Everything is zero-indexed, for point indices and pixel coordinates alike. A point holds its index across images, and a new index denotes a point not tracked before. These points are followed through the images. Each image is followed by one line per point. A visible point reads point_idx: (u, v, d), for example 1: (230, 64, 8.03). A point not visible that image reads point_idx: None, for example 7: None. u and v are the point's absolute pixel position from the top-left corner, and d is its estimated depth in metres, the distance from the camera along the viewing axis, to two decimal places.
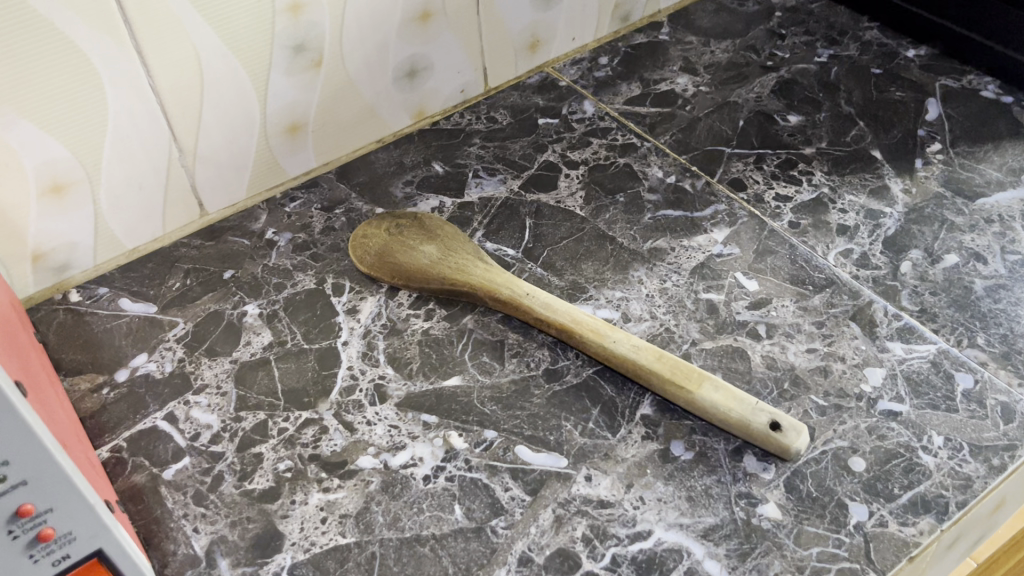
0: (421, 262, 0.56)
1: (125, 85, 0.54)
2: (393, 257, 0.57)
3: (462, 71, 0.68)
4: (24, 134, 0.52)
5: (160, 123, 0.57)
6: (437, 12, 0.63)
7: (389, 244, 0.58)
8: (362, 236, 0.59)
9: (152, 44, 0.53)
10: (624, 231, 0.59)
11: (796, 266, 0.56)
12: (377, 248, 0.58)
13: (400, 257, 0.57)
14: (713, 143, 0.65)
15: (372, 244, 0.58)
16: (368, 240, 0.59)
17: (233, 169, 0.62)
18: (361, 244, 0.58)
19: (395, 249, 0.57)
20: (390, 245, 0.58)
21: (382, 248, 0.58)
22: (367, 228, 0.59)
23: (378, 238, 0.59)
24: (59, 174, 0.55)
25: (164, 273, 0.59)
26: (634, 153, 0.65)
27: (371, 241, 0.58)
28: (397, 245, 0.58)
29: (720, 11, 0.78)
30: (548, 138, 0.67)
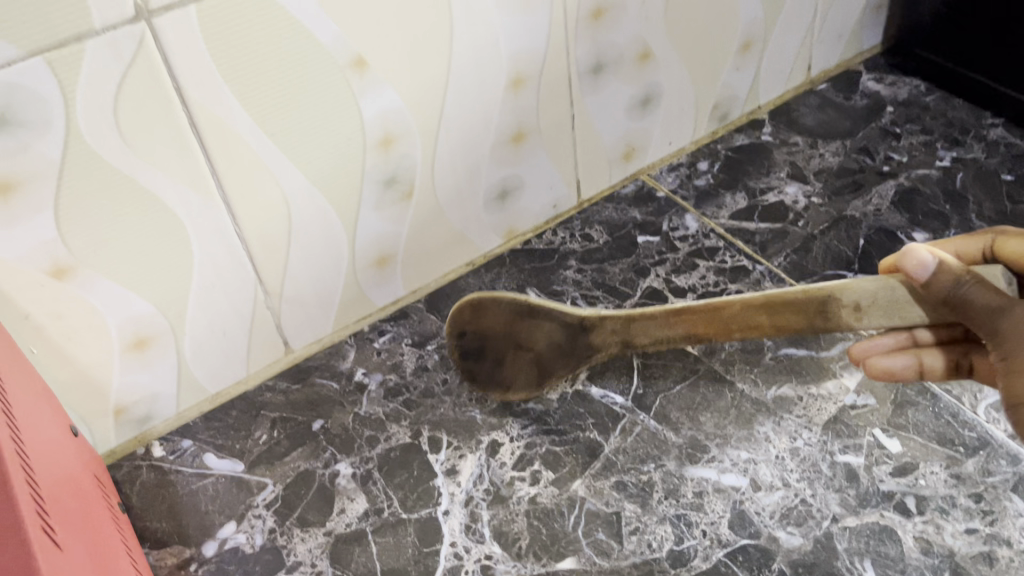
0: (559, 312, 0.53)
1: (212, 236, 0.51)
2: (502, 332, 0.53)
3: (554, 186, 0.65)
4: (107, 295, 0.49)
5: (244, 267, 0.53)
6: (531, 132, 0.61)
7: (511, 314, 0.53)
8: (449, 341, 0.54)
9: (240, 193, 0.50)
10: (743, 375, 0.54)
11: (942, 422, 0.50)
12: (477, 338, 0.54)
13: (515, 330, 0.53)
14: (833, 266, 0.60)
15: (483, 323, 0.54)
16: (467, 329, 0.54)
17: (319, 306, 0.58)
18: (459, 341, 0.54)
19: (525, 307, 0.53)
20: (519, 307, 0.53)
21: (495, 317, 0.53)
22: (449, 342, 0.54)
23: (475, 341, 0.54)
24: (142, 329, 0.52)
25: (249, 423, 0.56)
26: (746, 278, 0.60)
27: (490, 319, 0.53)
28: (496, 350, 0.54)
29: (825, 106, 0.74)
30: (649, 259, 0.63)
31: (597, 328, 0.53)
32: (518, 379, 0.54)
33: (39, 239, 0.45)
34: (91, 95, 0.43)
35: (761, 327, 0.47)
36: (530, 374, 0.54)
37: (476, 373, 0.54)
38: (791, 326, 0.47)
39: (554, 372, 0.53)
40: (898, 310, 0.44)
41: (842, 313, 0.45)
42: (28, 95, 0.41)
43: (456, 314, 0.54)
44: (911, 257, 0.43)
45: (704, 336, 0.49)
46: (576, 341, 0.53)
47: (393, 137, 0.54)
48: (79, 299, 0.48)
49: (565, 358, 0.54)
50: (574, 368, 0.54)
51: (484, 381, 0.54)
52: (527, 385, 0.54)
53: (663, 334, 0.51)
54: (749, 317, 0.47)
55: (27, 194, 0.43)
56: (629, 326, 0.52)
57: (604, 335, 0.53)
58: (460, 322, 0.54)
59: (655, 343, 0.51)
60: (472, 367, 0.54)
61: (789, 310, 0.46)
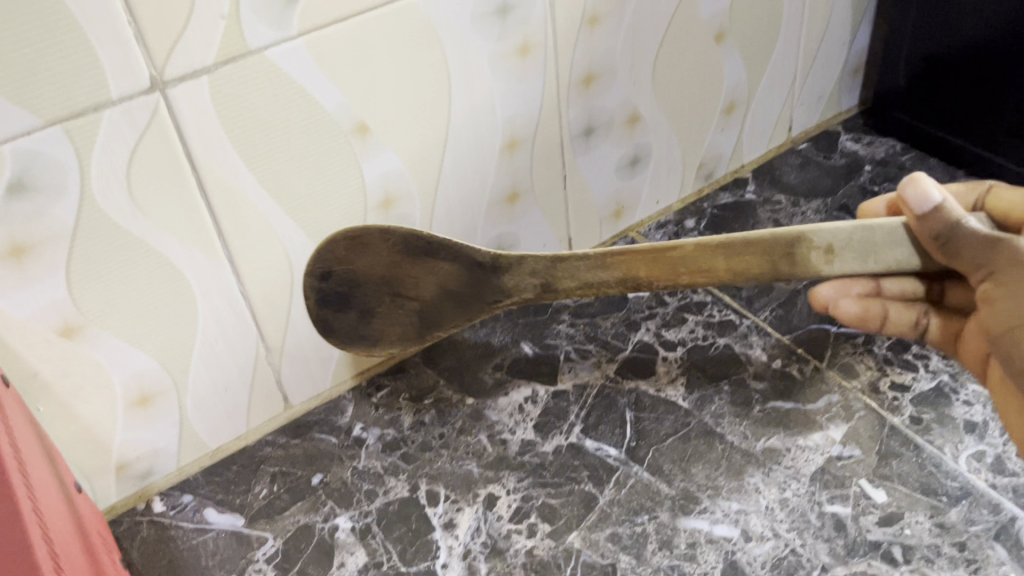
0: (466, 251, 0.52)
1: (217, 294, 0.52)
2: (376, 275, 0.53)
3: (546, 244, 0.68)
4: (114, 352, 0.50)
5: (247, 324, 0.55)
6: (525, 192, 0.64)
7: (396, 252, 0.52)
8: (308, 288, 0.53)
9: (245, 253, 0.52)
10: (733, 427, 0.56)
11: (926, 472, 0.52)
12: (346, 279, 0.53)
13: (396, 273, 0.53)
14: (818, 320, 0.62)
15: (358, 266, 0.53)
16: (335, 271, 0.53)
17: (319, 361, 0.60)
18: (322, 284, 0.53)
19: (420, 245, 0.52)
20: (402, 243, 0.52)
21: (369, 256, 0.52)
22: (306, 282, 0.53)
23: (341, 287, 0.53)
24: (147, 386, 0.53)
25: (250, 477, 0.57)
26: (734, 332, 0.62)
27: (370, 259, 0.52)
28: (363, 298, 0.53)
29: (806, 165, 0.77)
30: (640, 313, 0.65)
31: (514, 269, 0.52)
32: (390, 332, 0.54)
33: (50, 299, 0.46)
34: (106, 161, 0.45)
35: (713, 271, 0.48)
36: (402, 328, 0.54)
37: (333, 322, 0.54)
38: (753, 271, 0.47)
39: (438, 323, 0.54)
40: (872, 252, 0.46)
41: (811, 255, 0.47)
42: (45, 162, 0.43)
43: (331, 245, 0.52)
44: (914, 188, 0.45)
45: (646, 281, 0.49)
46: (481, 284, 0.53)
47: (393, 198, 0.57)
48: (86, 357, 0.49)
49: (453, 304, 0.53)
50: (462, 318, 0.54)
51: (342, 334, 0.54)
52: (400, 338, 0.54)
53: (594, 275, 0.50)
54: (700, 260, 0.48)
55: (40, 257, 0.45)
56: (554, 267, 0.51)
57: (516, 277, 0.52)
58: (329, 262, 0.53)
59: (579, 288, 0.51)
60: (328, 314, 0.54)
61: (749, 250, 0.47)
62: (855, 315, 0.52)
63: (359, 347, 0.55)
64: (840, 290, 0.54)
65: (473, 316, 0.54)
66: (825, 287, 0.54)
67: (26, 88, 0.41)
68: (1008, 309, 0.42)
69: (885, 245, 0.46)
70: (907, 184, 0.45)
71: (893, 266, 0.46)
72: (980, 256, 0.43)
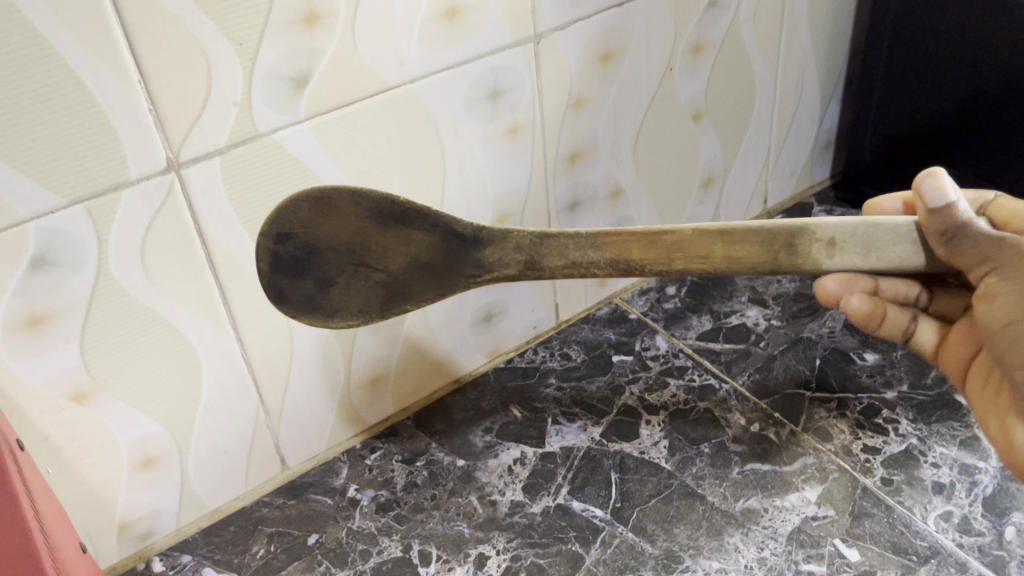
0: (445, 220, 0.48)
1: (221, 360, 0.55)
2: (342, 240, 0.46)
3: (535, 310, 0.71)
4: (121, 417, 0.52)
5: (249, 388, 0.57)
6: (514, 262, 0.67)
7: (366, 218, 0.46)
8: (262, 246, 0.46)
9: (249, 321, 0.55)
10: (713, 488, 0.58)
11: (896, 531, 0.54)
12: (306, 244, 0.46)
13: (365, 240, 0.47)
14: (793, 385, 0.65)
15: (322, 229, 0.46)
16: (294, 232, 0.46)
17: (315, 424, 0.62)
18: (276, 247, 0.46)
19: (395, 210, 0.47)
20: (377, 208, 0.46)
21: (337, 218, 0.46)
22: (260, 242, 0.46)
23: (294, 247, 0.46)
24: (151, 449, 0.55)
25: (247, 537, 0.59)
26: (713, 396, 0.65)
27: (338, 221, 0.46)
28: (323, 266, 0.46)
29: None
30: (624, 377, 0.68)
31: (499, 242, 0.48)
32: (349, 303, 0.47)
33: (64, 367, 0.49)
34: (123, 236, 0.47)
35: (710, 256, 0.46)
36: (365, 300, 0.47)
37: (287, 288, 0.46)
38: (752, 259, 0.46)
39: (406, 297, 0.48)
40: (875, 246, 0.46)
41: (813, 246, 0.46)
42: (66, 238, 0.46)
43: (293, 204, 0.45)
44: (931, 183, 0.46)
45: (638, 264, 0.47)
46: (455, 254, 0.48)
47: None
48: (94, 421, 0.51)
49: (427, 277, 0.48)
50: (435, 292, 0.48)
51: (295, 304, 0.47)
52: (361, 310, 0.47)
53: (583, 256, 0.47)
54: (695, 246, 0.46)
55: (57, 326, 0.47)
56: (540, 243, 0.48)
57: (501, 250, 0.48)
58: (289, 222, 0.46)
59: (568, 266, 0.47)
60: (282, 280, 0.46)
61: (749, 237, 0.46)
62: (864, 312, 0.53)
63: (317, 321, 0.47)
64: (844, 285, 0.52)
65: (449, 289, 0.48)
66: (831, 280, 0.52)
67: (52, 171, 0.44)
68: (1007, 304, 0.42)
69: (887, 240, 0.46)
70: (925, 180, 0.46)
71: (896, 264, 0.46)
72: (984, 251, 0.44)
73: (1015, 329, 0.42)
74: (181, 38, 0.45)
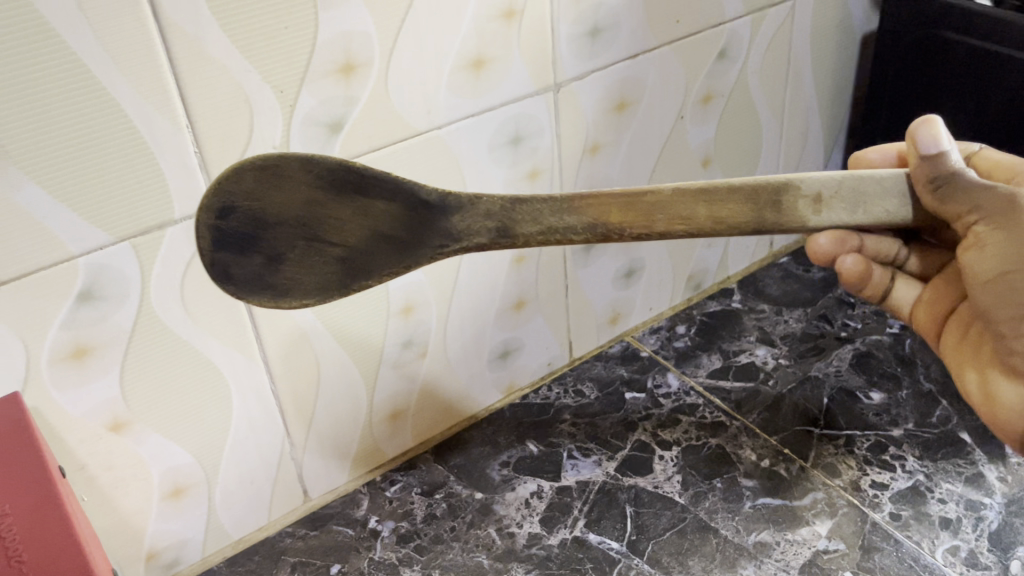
0: (408, 187, 0.44)
1: (250, 393, 0.57)
2: (292, 212, 0.42)
3: (549, 347, 0.73)
4: (155, 447, 0.54)
5: (276, 421, 0.59)
6: (530, 300, 0.69)
7: (318, 188, 0.42)
8: (201, 219, 0.41)
9: (279, 355, 0.57)
10: (726, 521, 0.60)
11: (905, 565, 0.56)
12: (251, 218, 0.42)
13: (316, 213, 0.43)
14: (802, 422, 0.67)
15: (269, 202, 0.42)
16: (238, 206, 0.42)
17: (338, 456, 0.64)
18: (220, 223, 0.42)
19: (350, 178, 0.43)
20: (328, 175, 0.42)
21: (285, 188, 0.42)
22: (199, 217, 0.41)
23: (236, 219, 0.42)
24: (181, 479, 0.56)
25: (271, 567, 0.60)
26: (724, 432, 0.67)
27: (286, 193, 0.42)
28: (272, 242, 0.42)
29: (787, 277, 0.84)
30: (637, 414, 0.70)
31: (469, 209, 0.44)
32: (303, 282, 0.43)
33: (103, 398, 0.51)
34: (165, 272, 0.50)
35: (693, 218, 0.44)
36: (321, 278, 0.44)
37: (232, 267, 0.42)
38: (737, 219, 0.44)
39: (368, 272, 0.44)
40: (862, 202, 0.45)
41: (798, 204, 0.44)
42: (112, 274, 0.48)
43: (236, 175, 0.41)
44: (927, 131, 0.45)
45: (617, 228, 0.44)
46: (417, 226, 0.44)
47: (413, 306, 0.62)
48: (129, 451, 0.53)
49: (389, 249, 0.44)
50: (399, 265, 0.44)
51: (242, 284, 0.43)
52: (319, 289, 0.44)
53: (559, 220, 0.44)
54: (677, 207, 0.44)
55: (99, 358, 0.49)
56: (512, 208, 0.44)
57: (469, 216, 0.44)
58: (231, 195, 0.42)
59: (543, 231, 0.44)
60: (227, 257, 0.42)
61: (731, 196, 0.44)
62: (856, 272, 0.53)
63: (268, 302, 0.43)
64: (838, 244, 0.53)
65: (415, 262, 0.44)
66: (824, 239, 0.53)
67: (102, 210, 0.46)
68: (997, 255, 0.43)
69: (873, 197, 0.45)
70: (921, 127, 0.46)
71: (882, 219, 0.45)
72: (972, 201, 0.44)
73: (1008, 280, 0.43)
74: (228, 87, 0.47)
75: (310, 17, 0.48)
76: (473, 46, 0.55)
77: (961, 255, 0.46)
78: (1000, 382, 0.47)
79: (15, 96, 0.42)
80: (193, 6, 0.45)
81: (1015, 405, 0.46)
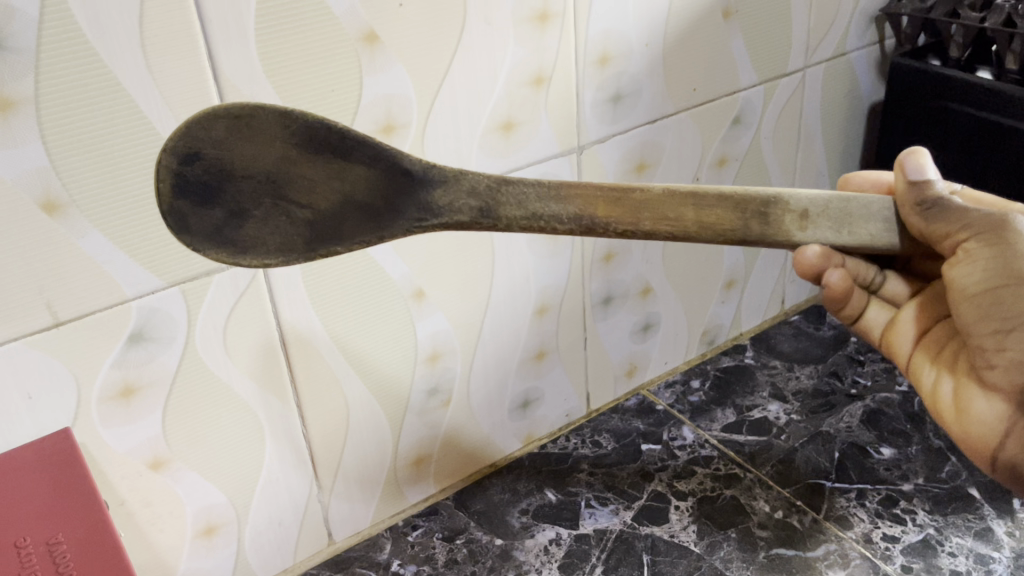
0: (390, 152, 0.42)
1: (283, 435, 0.59)
2: (260, 167, 0.40)
3: (568, 398, 0.75)
4: (191, 486, 0.56)
5: (306, 464, 0.61)
6: (551, 351, 0.71)
7: (293, 145, 0.40)
8: (165, 160, 0.39)
9: (311, 398, 0.59)
10: (741, 570, 0.61)
11: None
12: (217, 168, 0.39)
13: (287, 169, 0.40)
14: (814, 475, 0.69)
15: (238, 153, 0.40)
16: (205, 153, 0.39)
17: (363, 500, 0.66)
18: (183, 169, 0.39)
19: (330, 141, 0.41)
20: (307, 134, 0.40)
21: (257, 141, 0.40)
22: (162, 160, 0.39)
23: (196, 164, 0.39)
24: (214, 518, 0.58)
25: None
26: (738, 484, 0.69)
27: (258, 144, 0.40)
28: (236, 197, 0.40)
29: (798, 334, 0.86)
30: (653, 465, 0.71)
31: (451, 183, 0.42)
32: (265, 241, 0.40)
33: (146, 436, 0.53)
34: (210, 317, 0.52)
35: (680, 219, 0.43)
36: (284, 238, 0.41)
37: (191, 217, 0.40)
38: (724, 224, 0.44)
39: (335, 237, 0.41)
40: (847, 222, 0.46)
41: (785, 218, 0.45)
42: (162, 317, 0.50)
43: (210, 121, 0.39)
44: (913, 160, 0.49)
45: (602, 221, 0.43)
46: (395, 193, 0.42)
47: (439, 353, 0.64)
48: (167, 489, 0.55)
49: (361, 216, 0.41)
50: (368, 234, 0.41)
51: (198, 236, 0.40)
52: (279, 248, 0.41)
53: (544, 207, 0.42)
54: (664, 206, 0.43)
55: (145, 397, 0.52)
56: (498, 189, 0.42)
57: (451, 192, 0.42)
58: (200, 141, 0.39)
59: (526, 216, 0.42)
60: (186, 206, 0.39)
61: (721, 203, 0.44)
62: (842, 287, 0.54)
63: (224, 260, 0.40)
64: (824, 259, 0.50)
65: (385, 233, 0.42)
66: (812, 249, 0.49)
67: (155, 256, 0.49)
68: (985, 271, 0.46)
69: (858, 219, 0.46)
70: (904, 156, 0.50)
71: (866, 241, 0.47)
72: (961, 222, 0.47)
73: (995, 294, 0.46)
74: None
75: (355, 79, 0.52)
76: (504, 109, 0.59)
77: (946, 271, 0.49)
78: (975, 396, 0.50)
79: (81, 143, 0.45)
80: (250, 67, 0.48)
81: (988, 418, 0.49)
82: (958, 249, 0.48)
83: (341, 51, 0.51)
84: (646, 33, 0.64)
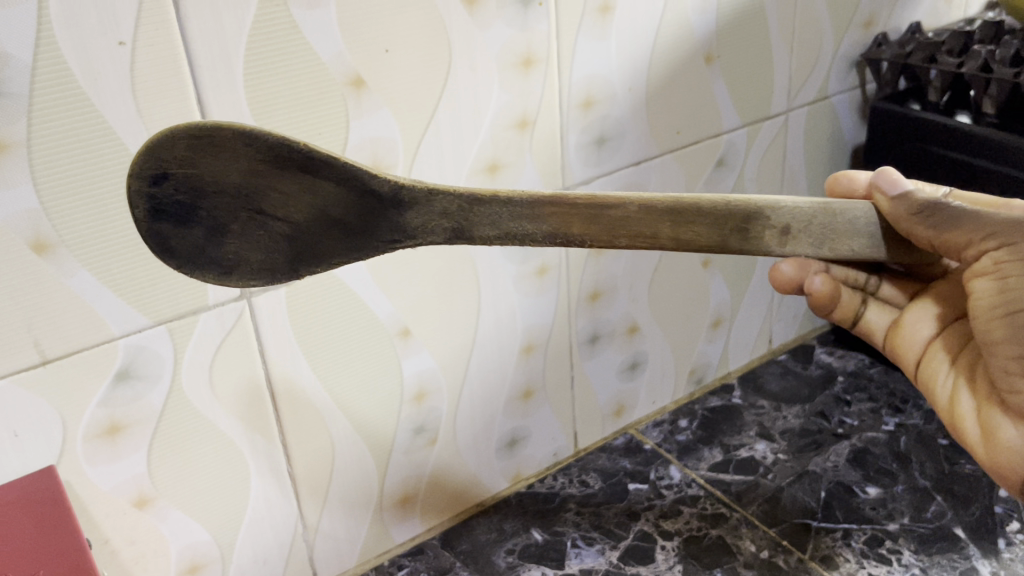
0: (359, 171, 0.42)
1: (269, 474, 0.59)
2: (230, 184, 0.41)
3: (555, 437, 0.75)
4: (175, 524, 0.56)
5: (291, 502, 0.61)
6: (538, 390, 0.72)
7: (260, 160, 0.40)
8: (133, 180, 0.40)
9: (297, 436, 0.59)
10: None
11: None
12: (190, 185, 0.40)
13: (257, 184, 0.41)
14: (800, 515, 0.69)
15: (207, 170, 0.40)
16: (173, 172, 0.40)
17: (349, 539, 0.66)
18: (153, 190, 0.40)
19: (297, 157, 0.41)
20: (270, 152, 0.40)
21: (221, 158, 0.40)
22: (132, 184, 0.40)
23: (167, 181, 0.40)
24: (198, 557, 0.58)
25: None
26: (725, 523, 0.69)
27: (223, 163, 0.40)
28: (211, 212, 0.41)
29: (786, 373, 0.87)
30: (641, 504, 0.72)
31: (422, 203, 0.43)
32: (250, 256, 0.42)
33: (131, 474, 0.53)
34: (197, 355, 0.53)
35: (655, 235, 0.44)
36: (266, 254, 0.42)
37: (171, 238, 0.41)
38: (700, 240, 0.44)
39: (315, 257, 0.43)
40: (827, 239, 0.46)
41: (766, 234, 0.45)
42: (148, 356, 0.51)
43: (169, 142, 0.39)
44: (885, 178, 0.49)
45: (576, 238, 0.44)
46: (369, 211, 0.43)
47: (425, 393, 0.65)
48: (151, 528, 0.55)
49: (337, 234, 0.43)
50: (346, 250, 0.43)
51: (184, 257, 0.42)
52: (263, 267, 0.43)
53: (518, 225, 0.43)
54: (640, 223, 0.44)
55: (130, 435, 0.52)
56: (470, 207, 0.43)
57: (423, 213, 0.43)
58: (165, 160, 0.40)
59: (499, 235, 0.43)
60: (166, 228, 0.41)
61: (700, 219, 0.44)
62: (824, 292, 0.58)
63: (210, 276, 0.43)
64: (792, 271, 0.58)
65: (362, 251, 0.43)
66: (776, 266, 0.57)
67: (144, 295, 0.50)
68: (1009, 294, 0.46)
69: (841, 236, 0.46)
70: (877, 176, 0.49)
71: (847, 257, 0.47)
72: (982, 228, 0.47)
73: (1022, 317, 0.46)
74: None
75: (342, 122, 0.53)
76: (489, 151, 0.60)
77: (969, 279, 0.49)
78: (1002, 422, 0.49)
79: (71, 185, 0.46)
80: (238, 110, 0.49)
81: (1015, 445, 0.48)
82: (981, 259, 0.48)
83: (328, 95, 0.52)
84: (629, 78, 0.65)
